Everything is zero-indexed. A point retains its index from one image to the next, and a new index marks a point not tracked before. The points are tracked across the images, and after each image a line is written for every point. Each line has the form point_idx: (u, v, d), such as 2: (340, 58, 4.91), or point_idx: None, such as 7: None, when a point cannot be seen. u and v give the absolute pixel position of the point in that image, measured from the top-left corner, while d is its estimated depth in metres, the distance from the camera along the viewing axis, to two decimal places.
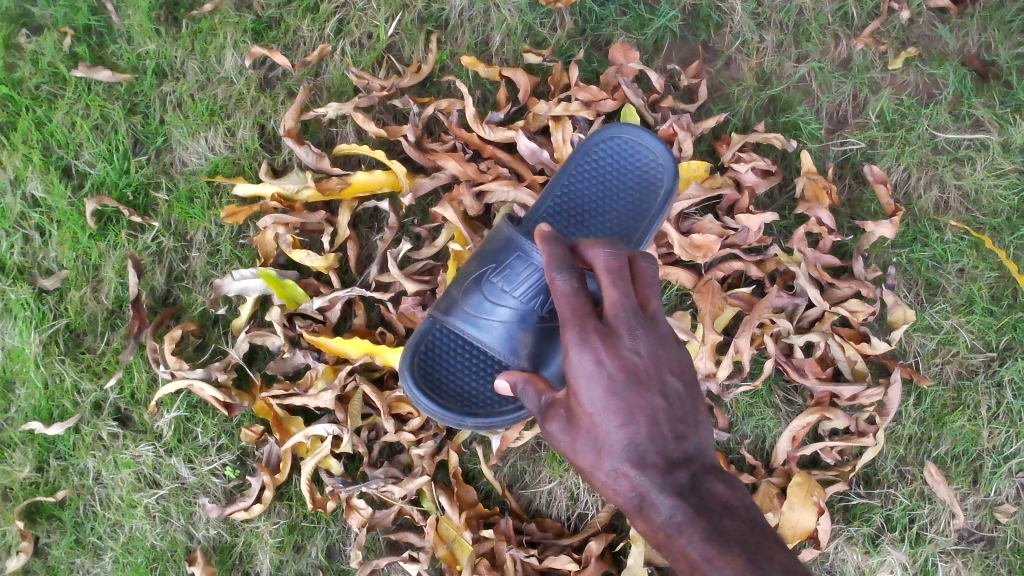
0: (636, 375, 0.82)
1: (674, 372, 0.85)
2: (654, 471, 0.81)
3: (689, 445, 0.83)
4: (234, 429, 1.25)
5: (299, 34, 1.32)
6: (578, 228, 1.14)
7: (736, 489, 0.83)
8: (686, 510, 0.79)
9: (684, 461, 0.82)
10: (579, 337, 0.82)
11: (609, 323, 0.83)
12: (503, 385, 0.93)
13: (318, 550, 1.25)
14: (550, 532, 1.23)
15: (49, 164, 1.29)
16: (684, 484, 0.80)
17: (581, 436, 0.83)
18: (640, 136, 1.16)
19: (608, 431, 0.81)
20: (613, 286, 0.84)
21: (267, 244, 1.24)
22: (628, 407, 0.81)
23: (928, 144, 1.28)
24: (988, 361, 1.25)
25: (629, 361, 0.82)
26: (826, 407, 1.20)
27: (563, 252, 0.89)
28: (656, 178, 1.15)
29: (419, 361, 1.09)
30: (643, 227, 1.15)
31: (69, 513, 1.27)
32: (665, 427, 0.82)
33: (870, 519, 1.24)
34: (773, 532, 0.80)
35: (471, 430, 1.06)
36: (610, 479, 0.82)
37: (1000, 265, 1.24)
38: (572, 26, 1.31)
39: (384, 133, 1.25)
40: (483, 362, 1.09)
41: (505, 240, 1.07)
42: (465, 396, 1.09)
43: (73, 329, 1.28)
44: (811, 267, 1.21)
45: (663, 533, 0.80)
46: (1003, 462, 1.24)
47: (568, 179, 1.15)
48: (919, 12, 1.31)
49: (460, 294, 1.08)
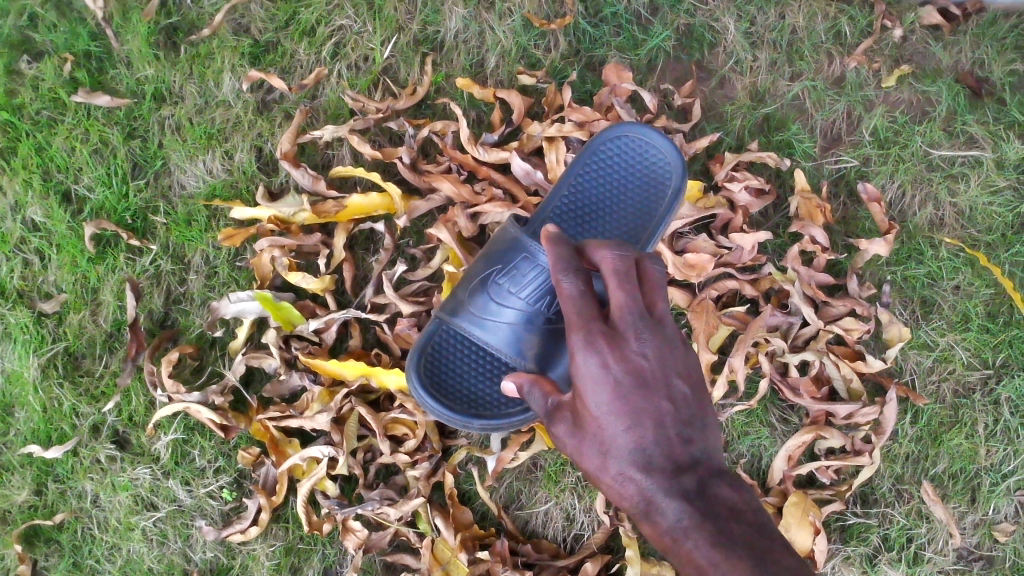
0: (643, 378, 0.81)
1: (681, 375, 0.84)
2: (660, 475, 0.81)
3: (696, 448, 0.83)
4: (231, 451, 1.26)
5: (296, 57, 1.33)
6: (585, 228, 1.14)
7: (743, 493, 0.83)
8: (692, 514, 0.79)
9: (691, 465, 0.82)
10: (585, 341, 0.82)
11: (616, 326, 0.83)
12: (510, 386, 0.92)
13: (315, 572, 1.25)
14: (546, 553, 1.23)
15: (49, 188, 1.30)
16: (691, 489, 0.81)
17: (587, 440, 0.83)
18: (648, 134, 1.15)
19: (615, 434, 0.81)
20: (620, 289, 0.83)
21: (263, 266, 1.24)
22: (635, 411, 0.81)
23: (923, 161, 1.28)
24: (984, 378, 1.24)
25: (635, 365, 0.81)
26: (822, 426, 1.20)
27: (569, 252, 0.88)
28: (664, 176, 1.14)
29: (426, 362, 1.09)
30: (651, 227, 1.13)
31: (68, 536, 1.28)
32: (672, 430, 0.82)
33: (868, 539, 1.23)
34: (780, 536, 0.80)
35: (477, 431, 1.06)
36: (616, 482, 0.83)
37: (995, 282, 1.24)
38: (566, 47, 1.32)
39: (379, 155, 1.26)
40: (489, 364, 1.09)
41: (511, 241, 1.09)
42: (472, 397, 1.08)
43: (71, 352, 1.29)
44: (805, 286, 1.22)
45: (668, 537, 0.80)
46: (1001, 480, 1.23)
47: (575, 179, 1.15)
48: (912, 30, 1.31)
49: (466, 295, 1.08)
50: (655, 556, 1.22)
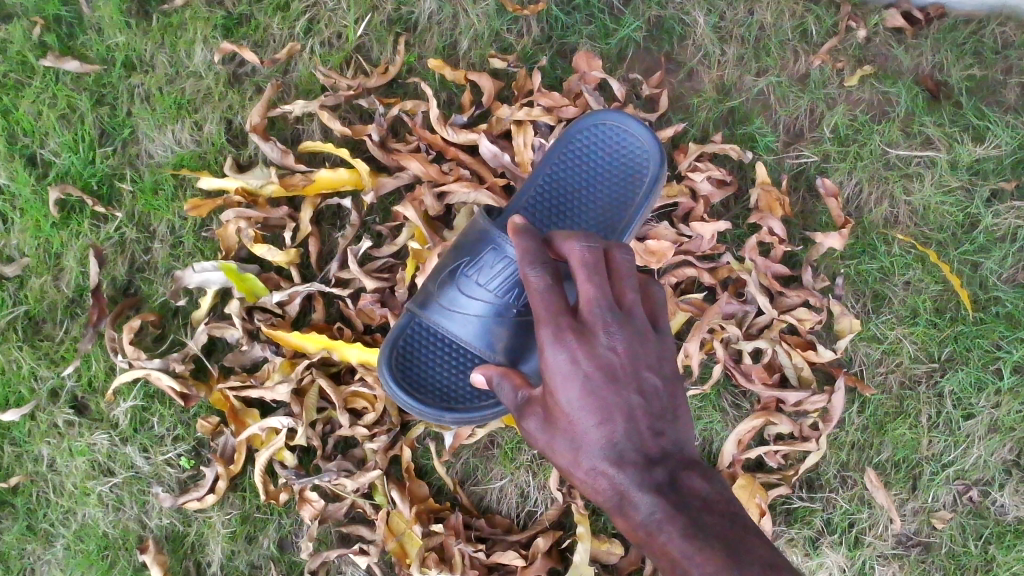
0: (613, 373, 0.80)
1: (652, 367, 0.83)
2: (632, 469, 0.80)
3: (667, 441, 0.82)
4: (190, 420, 1.26)
5: (269, 32, 1.33)
6: (563, 215, 1.15)
7: (716, 484, 0.82)
8: (665, 507, 0.78)
9: (662, 457, 0.81)
10: (554, 336, 0.81)
11: (585, 320, 0.82)
12: (480, 379, 0.92)
13: (270, 541, 1.26)
14: (499, 528, 1.26)
15: (14, 151, 1.30)
16: (663, 482, 0.80)
17: (558, 435, 0.82)
18: (625, 122, 1.18)
19: (586, 429, 0.80)
20: (588, 281, 0.82)
21: (229, 237, 1.25)
22: (605, 406, 0.80)
23: (881, 160, 1.32)
24: (929, 371, 1.28)
25: (605, 359, 0.80)
26: (772, 412, 1.23)
27: (536, 245, 0.87)
28: (640, 165, 1.17)
29: (398, 355, 1.11)
30: (629, 215, 1.15)
31: (23, 499, 1.28)
32: (643, 424, 0.81)
33: (811, 522, 1.27)
34: (753, 526, 0.79)
35: (449, 425, 1.07)
36: (589, 477, 0.82)
37: (943, 279, 1.28)
38: (538, 33, 1.33)
39: (349, 132, 1.27)
40: (459, 356, 1.10)
41: (480, 232, 1.09)
42: (443, 390, 1.10)
43: (31, 316, 1.29)
44: (762, 276, 1.25)
45: (642, 530, 0.79)
46: (940, 470, 1.28)
47: (552, 166, 1.17)
48: (875, 32, 1.34)
49: (435, 287, 1.09)
50: (606, 533, 1.25)
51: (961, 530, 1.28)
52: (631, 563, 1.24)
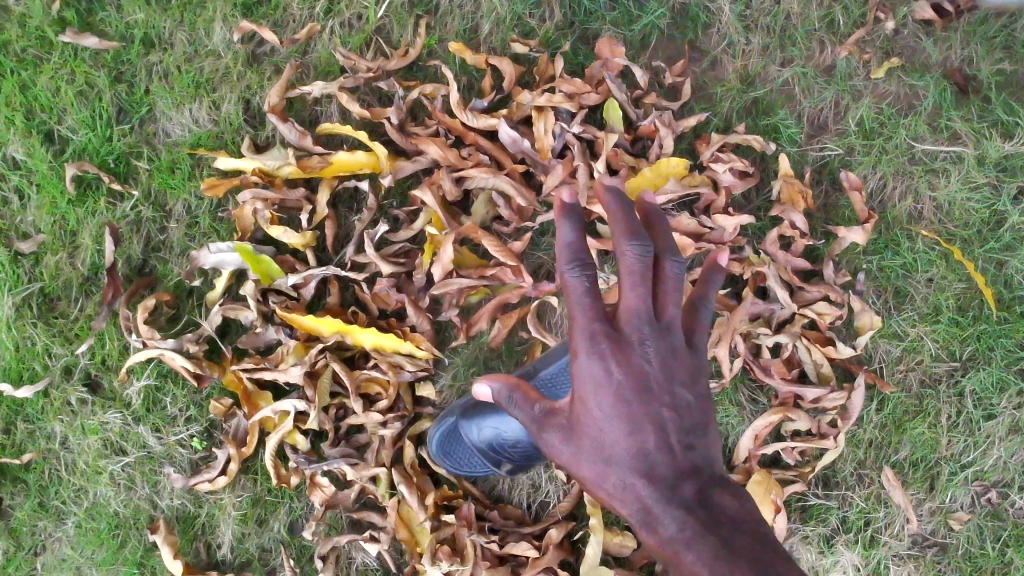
0: (644, 383, 0.77)
1: (684, 383, 0.80)
2: (660, 484, 0.76)
3: (697, 456, 0.79)
4: (203, 400, 1.26)
5: (289, 11, 1.31)
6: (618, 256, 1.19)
7: (746, 504, 0.77)
8: (693, 525, 0.74)
9: (691, 472, 0.78)
10: (588, 344, 0.77)
11: (621, 330, 0.78)
12: (486, 390, 0.84)
13: (280, 525, 1.25)
14: (512, 519, 1.24)
15: (32, 127, 1.29)
16: (691, 500, 0.76)
17: (584, 446, 0.79)
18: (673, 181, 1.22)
19: (615, 439, 0.77)
20: (631, 290, 0.76)
21: (245, 218, 1.24)
22: (635, 419, 0.77)
23: (906, 154, 1.30)
24: (951, 370, 1.26)
25: (637, 371, 0.77)
26: (790, 408, 1.21)
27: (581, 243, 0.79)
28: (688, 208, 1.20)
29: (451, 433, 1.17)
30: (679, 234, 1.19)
31: (35, 476, 1.28)
32: (674, 439, 0.78)
33: (826, 520, 1.26)
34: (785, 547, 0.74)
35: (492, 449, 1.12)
36: (614, 493, 0.79)
37: (968, 277, 1.26)
38: (560, 18, 1.31)
39: (368, 114, 1.25)
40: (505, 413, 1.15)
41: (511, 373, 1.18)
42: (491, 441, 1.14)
43: (46, 293, 1.28)
44: (782, 270, 1.23)
45: (669, 549, 0.75)
46: (959, 470, 1.26)
47: None
48: (904, 23, 1.32)
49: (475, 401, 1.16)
50: (618, 525, 1.23)
51: (979, 532, 1.26)
52: (644, 557, 1.22)
